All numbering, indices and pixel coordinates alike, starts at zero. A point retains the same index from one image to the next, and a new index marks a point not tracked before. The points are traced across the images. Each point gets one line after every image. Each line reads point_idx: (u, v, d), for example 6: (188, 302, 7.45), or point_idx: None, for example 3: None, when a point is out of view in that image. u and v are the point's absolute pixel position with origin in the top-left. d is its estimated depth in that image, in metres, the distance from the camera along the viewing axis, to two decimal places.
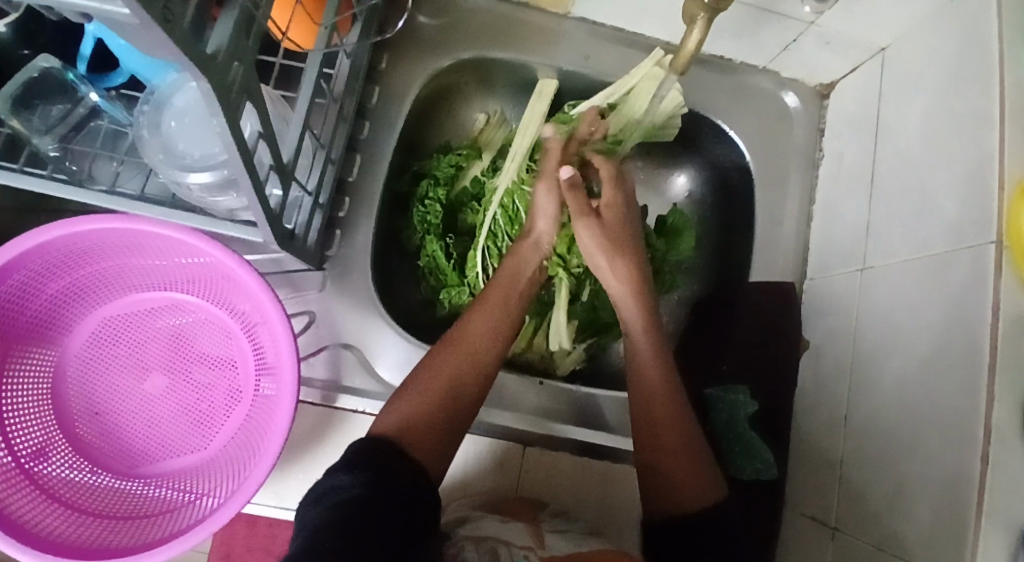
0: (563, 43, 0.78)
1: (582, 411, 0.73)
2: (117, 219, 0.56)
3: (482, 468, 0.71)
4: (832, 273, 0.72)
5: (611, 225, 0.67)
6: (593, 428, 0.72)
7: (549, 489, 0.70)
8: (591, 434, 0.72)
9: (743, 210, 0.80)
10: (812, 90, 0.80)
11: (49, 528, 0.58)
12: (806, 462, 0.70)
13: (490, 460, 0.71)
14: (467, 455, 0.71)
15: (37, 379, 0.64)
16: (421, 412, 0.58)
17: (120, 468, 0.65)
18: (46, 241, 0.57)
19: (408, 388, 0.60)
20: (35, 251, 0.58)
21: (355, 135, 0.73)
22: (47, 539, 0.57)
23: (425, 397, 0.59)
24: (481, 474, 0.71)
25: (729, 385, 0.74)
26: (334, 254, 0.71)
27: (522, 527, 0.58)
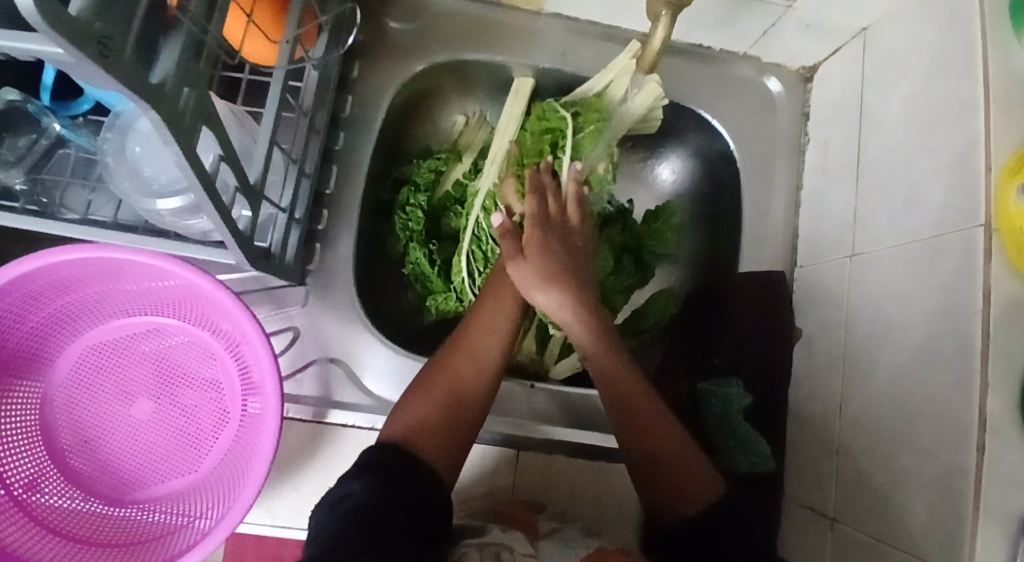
0: (538, 40, 0.77)
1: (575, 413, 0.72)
2: (87, 248, 0.55)
3: (476, 474, 0.70)
4: (821, 261, 0.71)
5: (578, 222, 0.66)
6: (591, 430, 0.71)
7: (545, 492, 0.70)
8: (590, 435, 0.71)
9: (729, 200, 0.79)
10: (795, 75, 0.78)
11: None
12: (803, 454, 0.69)
13: (483, 468, 0.70)
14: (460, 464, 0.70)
15: (24, 410, 0.63)
16: (422, 412, 0.59)
17: (114, 494, 0.65)
18: (20, 274, 0.56)
19: (409, 398, 0.60)
20: (10, 284, 0.57)
21: (331, 146, 0.72)
22: None
23: (431, 398, 0.60)
24: (474, 483, 0.70)
25: (723, 379, 0.73)
26: (315, 268, 0.70)
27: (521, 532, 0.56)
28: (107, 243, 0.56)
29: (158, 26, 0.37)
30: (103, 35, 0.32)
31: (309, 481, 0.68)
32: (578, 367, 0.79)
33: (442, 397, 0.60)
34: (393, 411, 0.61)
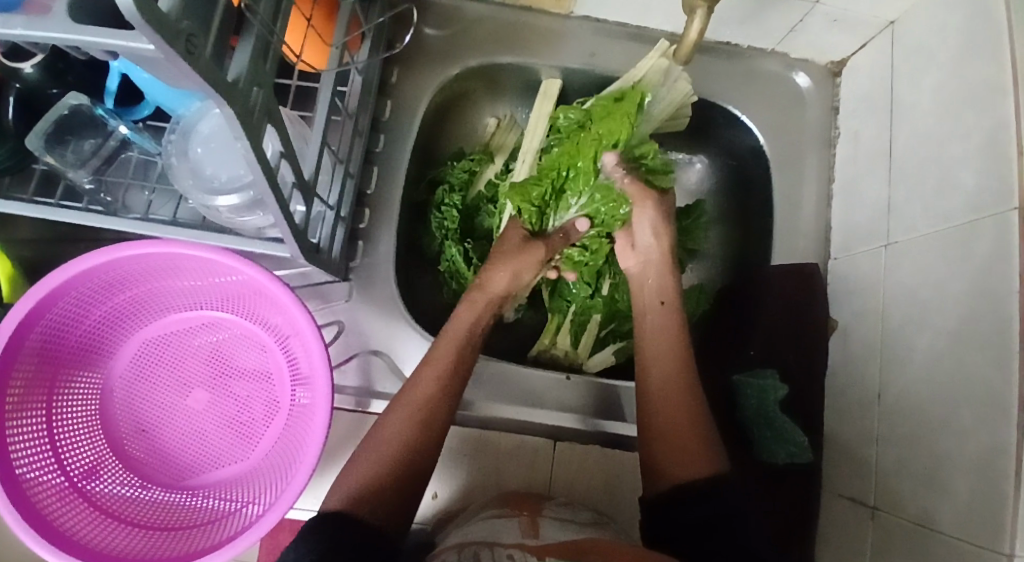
0: (568, 42, 0.79)
1: (605, 405, 0.72)
2: (151, 243, 0.58)
3: (517, 462, 0.72)
4: (855, 252, 0.72)
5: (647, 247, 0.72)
6: (609, 418, 0.72)
7: (581, 482, 0.72)
8: (609, 424, 0.71)
9: (759, 194, 0.80)
10: (824, 69, 0.79)
11: (104, 542, 0.60)
12: (839, 443, 0.69)
13: (519, 456, 0.72)
14: (499, 455, 0.72)
15: (86, 401, 0.66)
16: (359, 480, 0.55)
17: (167, 480, 0.67)
18: (86, 268, 0.60)
19: (354, 460, 0.57)
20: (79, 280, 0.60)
21: (371, 148, 0.75)
22: (102, 553, 0.59)
23: (389, 443, 0.57)
24: (511, 472, 0.72)
25: (758, 369, 0.73)
26: (358, 264, 0.72)
27: (521, 523, 0.58)
28: (169, 239, 0.58)
29: (230, 29, 0.40)
30: (189, 34, 0.34)
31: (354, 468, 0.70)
32: (612, 360, 0.80)
33: (404, 434, 0.57)
34: (336, 483, 0.56)
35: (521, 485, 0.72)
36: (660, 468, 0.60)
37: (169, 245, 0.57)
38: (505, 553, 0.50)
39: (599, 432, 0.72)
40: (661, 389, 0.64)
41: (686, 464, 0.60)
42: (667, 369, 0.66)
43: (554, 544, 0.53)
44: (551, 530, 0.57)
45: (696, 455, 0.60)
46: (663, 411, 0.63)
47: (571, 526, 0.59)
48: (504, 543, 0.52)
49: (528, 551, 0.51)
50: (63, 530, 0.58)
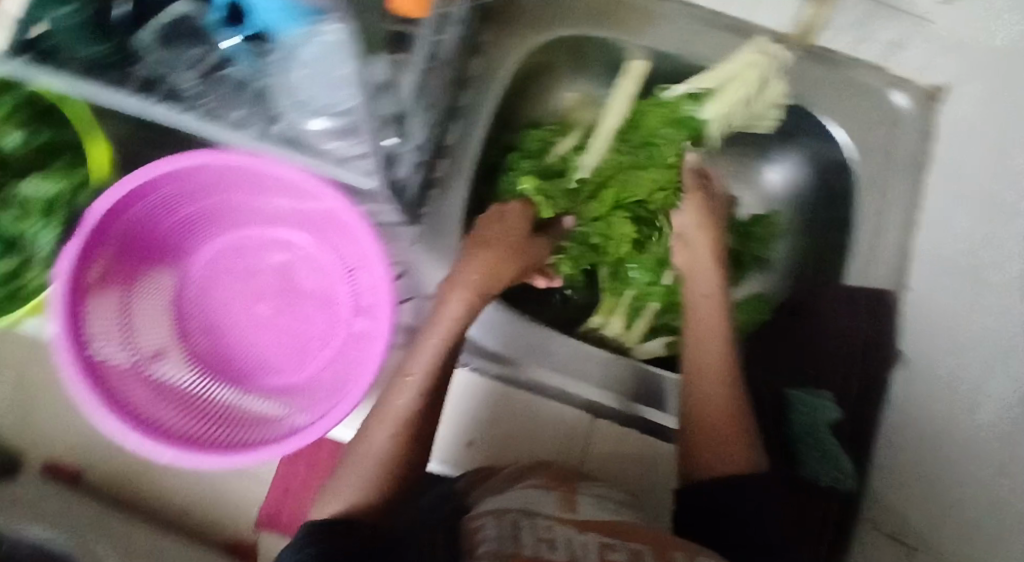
0: (664, 25, 0.76)
1: (645, 391, 0.73)
2: (238, 148, 0.59)
3: (552, 430, 0.71)
4: (939, 283, 0.68)
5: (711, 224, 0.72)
6: (651, 405, 0.73)
7: (614, 466, 0.71)
8: (651, 410, 0.72)
9: (841, 211, 0.76)
10: (924, 92, 0.74)
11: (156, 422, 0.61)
12: (889, 475, 0.67)
13: (557, 428, 0.71)
14: (536, 423, 0.71)
15: (159, 293, 0.69)
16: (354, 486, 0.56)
17: (223, 379, 0.68)
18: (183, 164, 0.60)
19: (338, 475, 0.58)
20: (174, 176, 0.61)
21: (455, 101, 0.74)
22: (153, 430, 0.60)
23: (370, 459, 0.57)
24: (545, 442, 0.71)
25: (814, 388, 0.70)
26: (427, 212, 0.72)
27: (559, 497, 0.59)
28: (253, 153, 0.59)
29: None
30: None
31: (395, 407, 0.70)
32: (660, 352, 0.79)
33: (387, 452, 0.57)
34: (326, 489, 0.58)
35: (554, 454, 0.71)
36: (704, 454, 0.61)
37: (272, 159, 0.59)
38: (545, 527, 0.53)
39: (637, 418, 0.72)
40: (711, 370, 0.65)
41: (730, 456, 0.61)
42: (715, 380, 0.65)
43: (590, 523, 0.55)
44: (588, 507, 0.59)
45: (740, 451, 0.62)
46: (703, 422, 0.63)
47: (607, 507, 0.60)
48: (544, 516, 0.55)
49: (568, 526, 0.54)
50: (125, 402, 0.59)
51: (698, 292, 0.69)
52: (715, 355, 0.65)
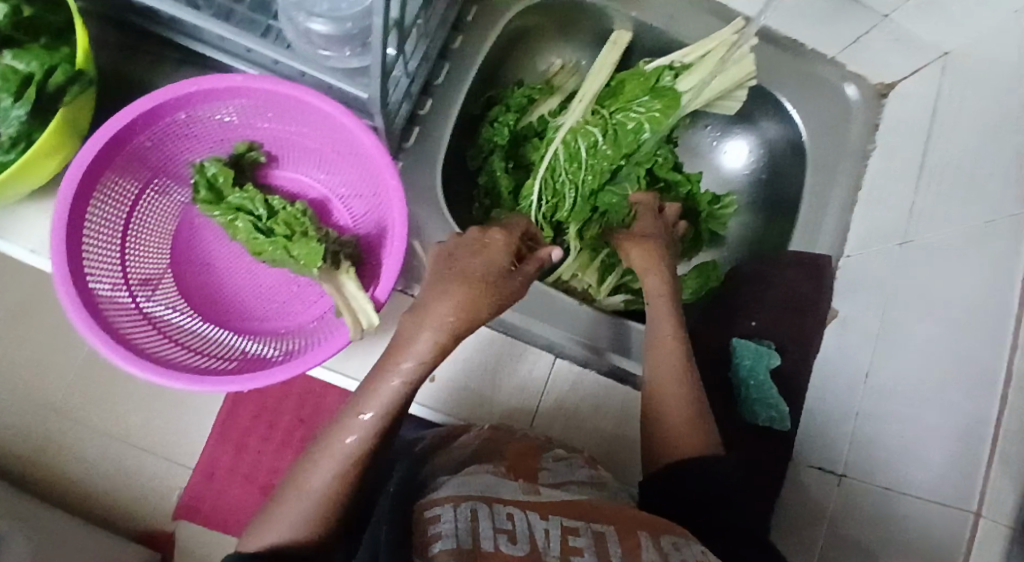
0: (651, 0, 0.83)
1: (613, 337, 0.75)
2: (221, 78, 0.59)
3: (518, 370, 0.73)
4: (868, 251, 0.76)
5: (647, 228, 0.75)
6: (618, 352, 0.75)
7: (566, 411, 0.74)
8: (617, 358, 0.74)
9: (792, 191, 0.84)
10: (874, 91, 0.85)
11: (149, 346, 0.60)
12: (817, 419, 0.73)
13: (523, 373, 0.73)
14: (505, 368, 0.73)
15: (163, 218, 0.67)
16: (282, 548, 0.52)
17: (212, 315, 0.67)
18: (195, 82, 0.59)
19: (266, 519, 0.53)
20: (202, 96, 0.61)
21: (448, 45, 0.77)
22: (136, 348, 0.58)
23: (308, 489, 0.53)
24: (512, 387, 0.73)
25: (757, 338, 0.78)
26: (409, 147, 0.75)
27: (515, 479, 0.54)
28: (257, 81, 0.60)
29: None
30: None
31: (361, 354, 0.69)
32: (620, 308, 0.83)
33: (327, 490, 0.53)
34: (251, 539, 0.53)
35: (516, 395, 0.73)
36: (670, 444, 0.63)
37: (298, 90, 0.60)
38: (504, 515, 0.47)
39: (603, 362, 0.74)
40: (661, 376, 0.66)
41: (685, 443, 0.63)
42: (676, 391, 0.65)
43: (554, 506, 0.50)
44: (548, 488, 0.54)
45: (693, 432, 0.63)
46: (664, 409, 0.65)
47: (567, 485, 0.57)
48: (503, 500, 0.50)
49: (529, 509, 0.49)
50: (116, 325, 0.58)
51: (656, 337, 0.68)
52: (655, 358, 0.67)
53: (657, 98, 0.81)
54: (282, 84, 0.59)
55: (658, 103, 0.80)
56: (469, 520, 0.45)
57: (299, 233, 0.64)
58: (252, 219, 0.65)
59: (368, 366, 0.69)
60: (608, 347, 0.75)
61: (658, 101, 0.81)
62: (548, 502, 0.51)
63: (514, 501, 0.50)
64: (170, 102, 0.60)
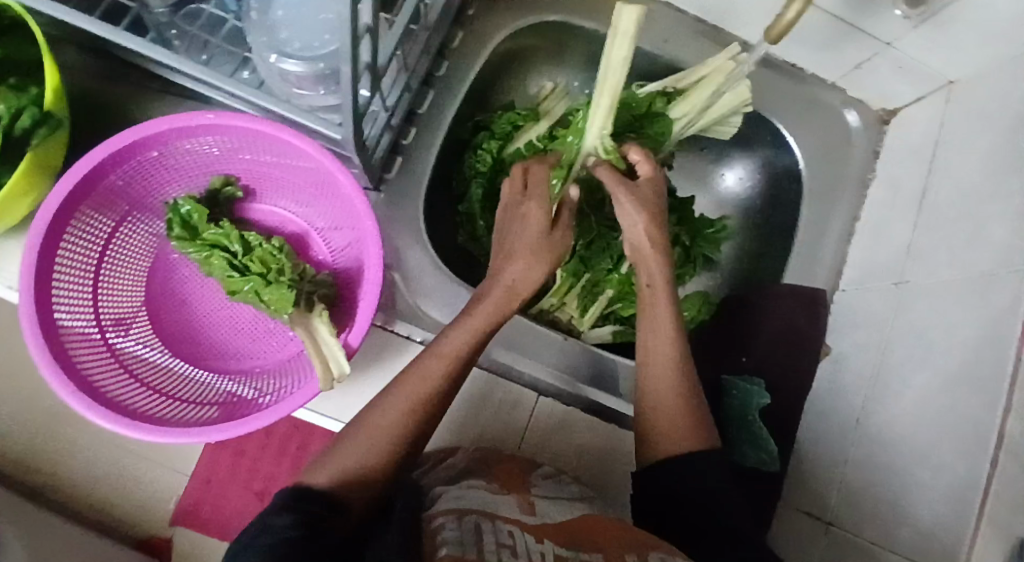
0: (646, 23, 0.80)
1: (591, 371, 0.74)
2: (190, 118, 0.59)
3: (500, 407, 0.71)
4: (866, 287, 0.74)
5: (648, 194, 0.65)
6: (598, 387, 0.73)
7: (564, 446, 0.71)
8: (596, 392, 0.73)
9: (788, 217, 0.81)
10: (876, 115, 0.82)
11: (117, 391, 0.60)
12: (808, 459, 0.71)
13: (511, 410, 0.72)
14: (491, 404, 0.71)
15: (136, 257, 0.68)
16: (349, 463, 0.50)
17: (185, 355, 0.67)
18: (161, 126, 0.59)
19: (339, 444, 0.52)
20: (171, 136, 0.61)
21: (433, 71, 0.75)
22: (104, 396, 0.58)
23: (385, 421, 0.52)
24: (499, 422, 0.71)
25: (747, 375, 0.74)
26: (392, 178, 0.73)
27: (514, 500, 0.52)
28: (226, 114, 0.59)
29: None
30: None
31: (340, 390, 0.69)
32: (607, 339, 0.81)
33: (397, 422, 0.53)
34: (314, 464, 0.52)
35: (506, 432, 0.71)
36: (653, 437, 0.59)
37: (273, 127, 0.58)
38: (506, 531, 0.45)
39: (580, 396, 0.73)
40: (658, 361, 0.61)
41: (672, 436, 0.59)
42: (671, 378, 0.61)
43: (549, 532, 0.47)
44: (545, 507, 0.52)
45: (683, 425, 0.59)
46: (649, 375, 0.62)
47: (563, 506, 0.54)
48: (503, 517, 0.47)
49: (527, 531, 0.46)
50: (82, 370, 0.59)
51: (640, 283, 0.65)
52: (653, 346, 0.62)
53: (650, 123, 0.77)
54: (249, 120, 0.59)
55: (649, 128, 0.77)
56: (472, 531, 0.44)
57: (274, 270, 0.63)
58: (227, 255, 0.64)
59: (349, 401, 0.69)
60: (582, 378, 0.74)
61: (650, 126, 0.77)
62: (543, 526, 0.48)
63: (512, 520, 0.48)
64: (137, 143, 0.60)
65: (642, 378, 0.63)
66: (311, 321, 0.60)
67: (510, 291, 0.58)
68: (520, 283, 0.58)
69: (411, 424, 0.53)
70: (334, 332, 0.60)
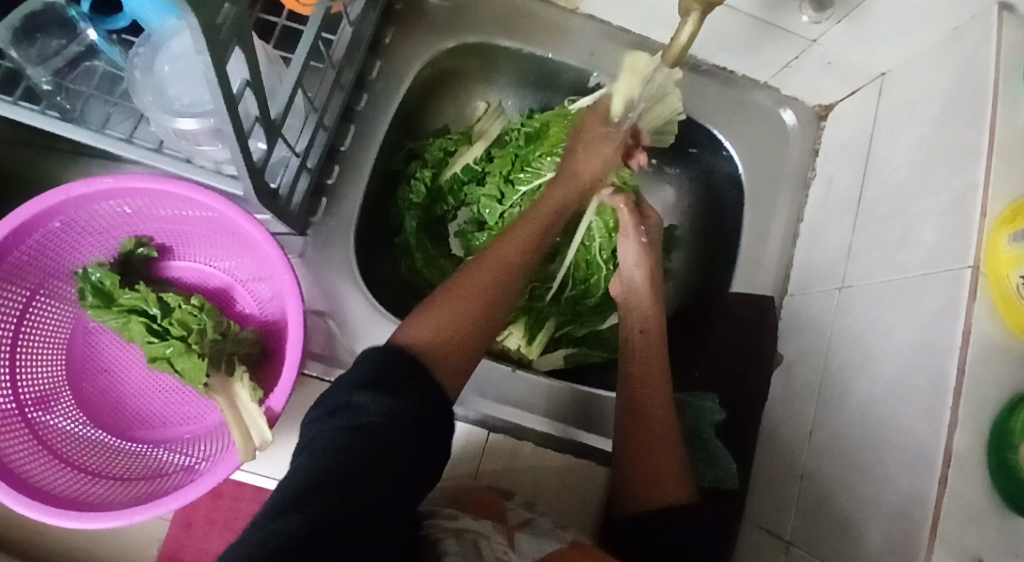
0: (569, 38, 0.78)
1: (570, 410, 0.71)
2: (95, 184, 0.58)
3: (471, 452, 0.69)
4: (810, 291, 0.72)
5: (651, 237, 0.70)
6: (580, 427, 0.70)
7: (550, 485, 0.69)
8: (578, 432, 0.70)
9: (730, 223, 0.80)
10: (811, 112, 0.81)
11: (40, 475, 0.58)
12: (766, 473, 0.70)
13: (494, 456, 0.69)
14: (466, 447, 0.70)
15: (56, 331, 0.66)
16: (446, 318, 0.55)
17: (114, 428, 0.65)
18: (65, 195, 0.58)
19: (432, 303, 0.57)
20: (76, 203, 0.60)
21: (352, 106, 0.73)
22: (27, 483, 0.56)
23: (477, 292, 0.58)
24: (480, 464, 0.69)
25: (699, 391, 0.73)
26: (318, 221, 0.70)
27: (494, 527, 0.52)
28: (126, 176, 0.59)
29: None
30: None
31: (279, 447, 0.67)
32: (559, 364, 0.79)
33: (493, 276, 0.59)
34: (414, 315, 0.56)
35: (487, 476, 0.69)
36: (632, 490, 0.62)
37: (181, 186, 0.59)
38: (502, 551, 0.48)
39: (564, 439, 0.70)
40: (643, 405, 0.64)
41: (652, 486, 0.62)
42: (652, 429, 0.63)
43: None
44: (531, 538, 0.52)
45: (667, 475, 0.62)
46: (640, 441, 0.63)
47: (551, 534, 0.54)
48: (492, 543, 0.48)
49: None
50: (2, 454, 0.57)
51: (633, 326, 0.68)
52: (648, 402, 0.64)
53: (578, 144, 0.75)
54: (160, 182, 0.59)
55: None
56: (471, 550, 0.47)
57: (194, 331, 0.62)
58: (145, 318, 0.63)
59: (286, 458, 0.67)
60: (563, 419, 0.70)
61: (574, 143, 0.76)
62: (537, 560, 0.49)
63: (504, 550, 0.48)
64: (41, 213, 0.59)
65: (623, 428, 0.64)
66: (232, 387, 0.61)
67: (573, 176, 0.68)
68: (581, 168, 0.69)
69: (496, 282, 0.59)
70: (255, 399, 0.59)
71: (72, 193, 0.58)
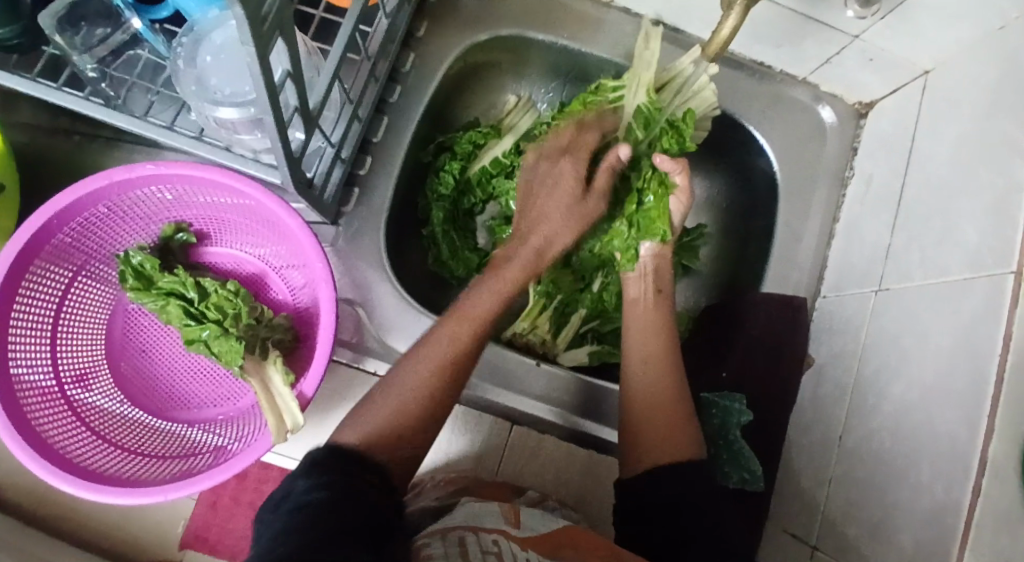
0: (603, 32, 0.78)
1: (585, 401, 0.70)
2: (134, 169, 0.60)
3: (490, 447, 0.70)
4: (844, 293, 0.71)
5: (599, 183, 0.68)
6: (587, 418, 0.70)
7: (572, 480, 0.69)
8: (584, 423, 0.70)
9: (763, 221, 0.79)
10: (850, 109, 0.79)
11: (78, 450, 0.60)
12: (794, 477, 0.69)
13: (514, 451, 0.70)
14: (483, 439, 0.70)
15: (96, 313, 0.68)
16: (381, 414, 0.53)
17: (147, 408, 0.67)
18: (107, 181, 0.60)
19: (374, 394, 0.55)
20: (116, 188, 0.61)
21: (385, 98, 0.73)
22: (65, 457, 0.58)
23: (421, 375, 0.56)
24: (497, 455, 0.70)
25: (728, 392, 0.73)
26: (350, 211, 0.71)
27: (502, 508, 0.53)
28: (164, 162, 0.60)
29: None
30: None
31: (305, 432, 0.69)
32: (584, 361, 0.79)
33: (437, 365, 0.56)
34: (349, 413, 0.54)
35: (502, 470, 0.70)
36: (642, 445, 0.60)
37: (217, 173, 0.60)
38: (491, 539, 0.46)
39: (570, 429, 0.70)
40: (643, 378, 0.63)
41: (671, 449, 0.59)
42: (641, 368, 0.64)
43: (538, 539, 0.48)
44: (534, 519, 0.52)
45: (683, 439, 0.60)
46: (650, 422, 0.61)
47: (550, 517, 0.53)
48: (486, 528, 0.48)
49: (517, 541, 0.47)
50: (42, 429, 0.59)
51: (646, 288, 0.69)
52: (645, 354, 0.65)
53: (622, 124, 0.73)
54: (196, 170, 0.60)
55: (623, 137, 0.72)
56: (458, 545, 0.45)
57: (229, 315, 0.64)
58: (183, 302, 0.65)
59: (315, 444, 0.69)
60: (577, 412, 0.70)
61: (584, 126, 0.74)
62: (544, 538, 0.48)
63: (496, 530, 0.48)
64: (84, 198, 0.60)
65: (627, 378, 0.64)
66: (265, 371, 0.62)
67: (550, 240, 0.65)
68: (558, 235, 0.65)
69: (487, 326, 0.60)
70: (288, 383, 0.61)
71: (112, 179, 0.60)
